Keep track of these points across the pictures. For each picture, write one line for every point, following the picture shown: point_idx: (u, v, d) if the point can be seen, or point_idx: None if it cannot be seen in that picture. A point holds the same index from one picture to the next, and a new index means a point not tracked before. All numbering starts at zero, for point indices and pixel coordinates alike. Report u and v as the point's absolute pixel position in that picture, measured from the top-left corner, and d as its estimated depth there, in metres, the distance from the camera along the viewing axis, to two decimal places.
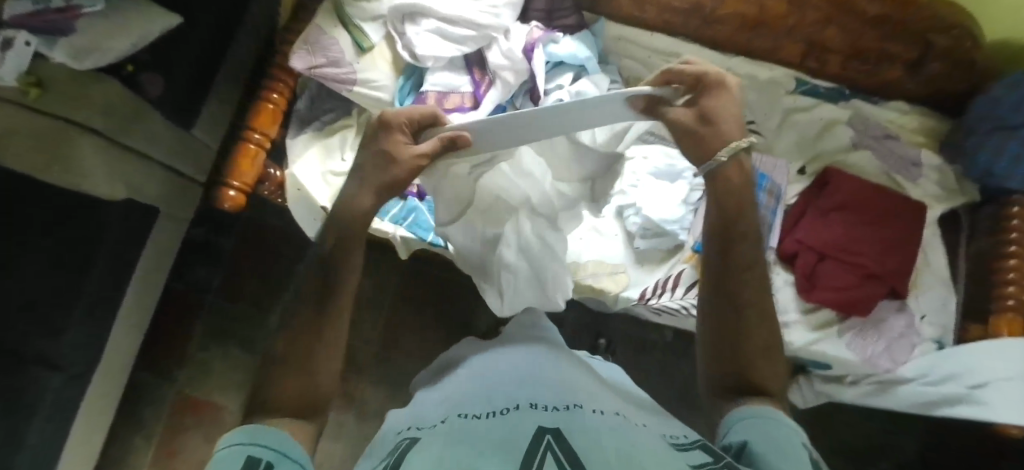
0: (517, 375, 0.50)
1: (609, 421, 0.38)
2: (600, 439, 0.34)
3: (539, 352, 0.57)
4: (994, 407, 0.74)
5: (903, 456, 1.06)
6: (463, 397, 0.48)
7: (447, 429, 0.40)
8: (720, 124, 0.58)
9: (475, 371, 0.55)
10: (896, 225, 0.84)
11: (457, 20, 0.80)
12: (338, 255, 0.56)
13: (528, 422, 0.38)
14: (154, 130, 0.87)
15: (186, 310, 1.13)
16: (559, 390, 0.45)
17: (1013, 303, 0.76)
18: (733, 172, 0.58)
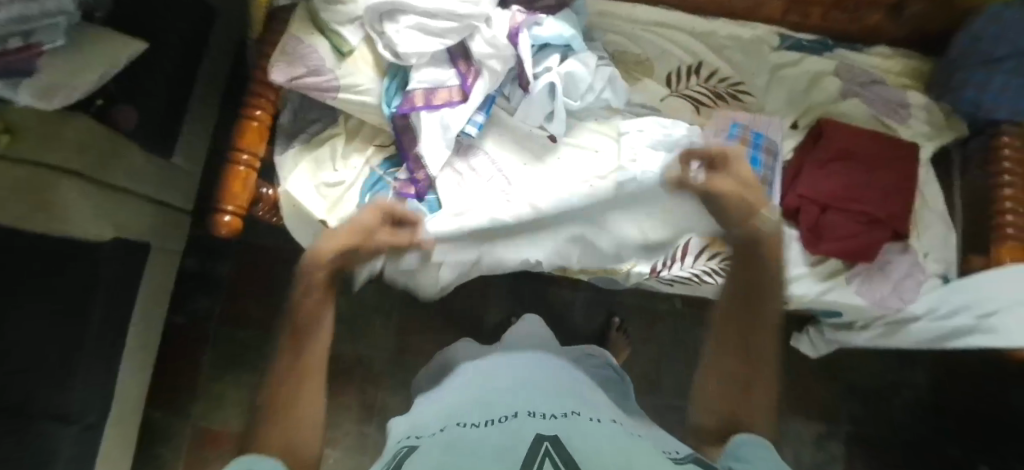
0: (523, 383, 0.53)
1: (604, 429, 0.41)
2: (594, 444, 0.37)
3: (543, 372, 0.58)
4: (1008, 334, 0.74)
5: (916, 390, 1.10)
6: (465, 406, 0.50)
7: (450, 436, 0.41)
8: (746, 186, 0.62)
9: (475, 380, 0.57)
10: (893, 168, 0.85)
11: (438, 12, 0.78)
12: (309, 317, 0.53)
13: (526, 428, 0.40)
14: (132, 163, 0.84)
15: (191, 342, 1.11)
16: (555, 398, 0.49)
17: (1012, 231, 0.78)
18: (756, 242, 0.59)
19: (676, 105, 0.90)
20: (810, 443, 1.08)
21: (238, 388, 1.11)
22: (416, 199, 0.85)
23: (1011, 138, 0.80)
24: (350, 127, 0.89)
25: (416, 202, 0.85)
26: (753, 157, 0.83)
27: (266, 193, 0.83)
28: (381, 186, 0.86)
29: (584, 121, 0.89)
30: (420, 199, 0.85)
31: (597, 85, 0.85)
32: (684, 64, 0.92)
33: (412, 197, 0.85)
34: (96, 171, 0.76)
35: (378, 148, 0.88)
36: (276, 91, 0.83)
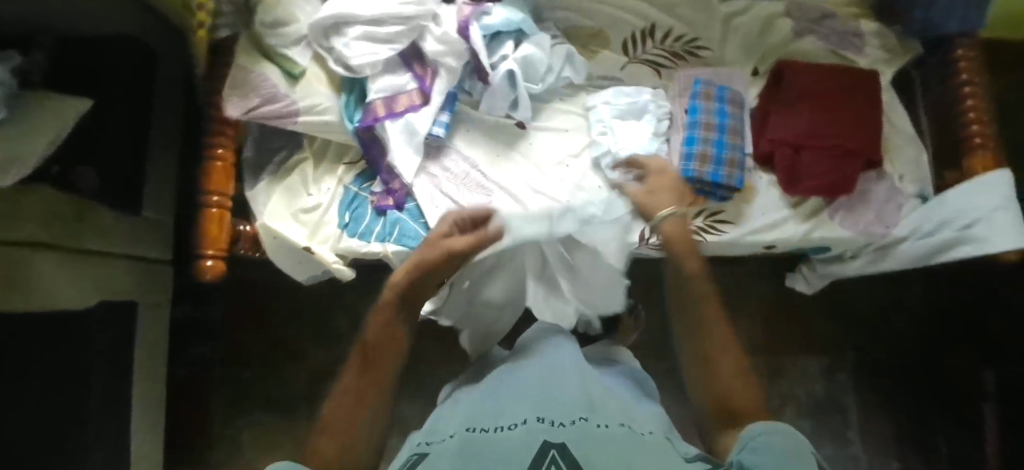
0: (549, 378, 0.53)
1: (613, 436, 0.42)
2: (604, 460, 0.38)
3: (561, 369, 0.55)
4: (992, 238, 0.77)
5: (914, 307, 1.12)
6: (479, 408, 0.50)
7: (462, 446, 0.43)
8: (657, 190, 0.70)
9: (498, 384, 0.55)
10: (859, 96, 0.85)
11: (384, 19, 0.78)
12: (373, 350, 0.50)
13: (533, 437, 0.41)
14: (101, 223, 0.83)
15: (198, 392, 1.10)
16: (564, 397, 0.49)
17: (980, 140, 0.80)
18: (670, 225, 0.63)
19: (637, 71, 0.91)
20: (819, 376, 1.11)
21: (254, 428, 1.10)
22: (395, 209, 0.84)
23: (966, 51, 0.81)
24: (316, 149, 0.88)
25: (396, 212, 0.84)
26: (720, 110, 0.83)
27: (245, 230, 0.82)
28: (358, 203, 0.85)
29: (549, 103, 0.89)
30: (400, 208, 0.84)
31: (555, 64, 0.84)
32: (637, 30, 0.90)
33: (392, 208, 0.84)
34: (66, 239, 0.76)
35: (349, 165, 0.87)
36: (235, 126, 0.81)
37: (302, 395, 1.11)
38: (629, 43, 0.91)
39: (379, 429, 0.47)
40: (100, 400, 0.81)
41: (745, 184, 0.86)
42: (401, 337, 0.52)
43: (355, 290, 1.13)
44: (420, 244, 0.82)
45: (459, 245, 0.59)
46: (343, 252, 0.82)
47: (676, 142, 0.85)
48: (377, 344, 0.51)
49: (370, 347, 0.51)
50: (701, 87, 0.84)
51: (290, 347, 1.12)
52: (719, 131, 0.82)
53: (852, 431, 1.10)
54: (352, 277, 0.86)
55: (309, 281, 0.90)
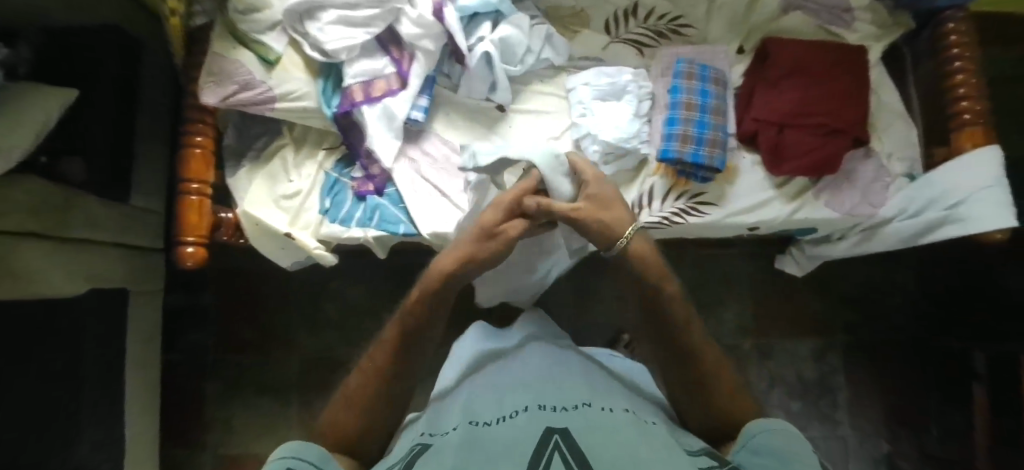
0: (557, 373, 0.61)
1: (616, 419, 0.49)
2: (601, 437, 0.44)
3: (560, 367, 0.63)
4: (976, 220, 0.76)
5: (906, 288, 1.11)
6: (483, 403, 0.56)
7: (464, 434, 0.48)
8: (607, 212, 0.64)
9: (499, 379, 0.62)
10: (846, 72, 0.83)
11: (359, 2, 0.77)
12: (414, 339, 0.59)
13: (536, 423, 0.47)
14: (91, 212, 0.85)
15: (192, 377, 1.12)
16: (565, 390, 0.56)
17: (969, 116, 0.78)
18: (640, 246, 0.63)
19: (619, 51, 0.89)
20: (807, 358, 1.11)
21: (247, 412, 1.12)
22: (375, 195, 0.84)
23: (956, 25, 0.79)
24: (296, 136, 0.87)
25: (376, 198, 0.84)
26: (702, 90, 0.81)
27: (226, 217, 0.83)
28: (339, 188, 0.85)
29: (530, 84, 0.88)
30: (380, 194, 0.84)
31: (534, 46, 0.83)
32: (619, 9, 0.89)
33: (371, 194, 0.84)
34: (56, 228, 0.77)
35: (328, 151, 0.87)
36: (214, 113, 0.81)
37: (293, 380, 1.13)
38: (611, 22, 0.89)
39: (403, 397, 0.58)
40: (94, 383, 0.84)
41: (728, 165, 0.85)
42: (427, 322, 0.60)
43: (343, 277, 1.14)
44: (400, 229, 0.82)
45: (510, 233, 0.64)
46: (324, 237, 0.83)
47: (657, 122, 0.84)
48: (413, 327, 0.59)
49: (403, 332, 0.59)
50: (683, 66, 0.82)
51: (281, 333, 1.14)
52: (701, 111, 0.80)
53: (840, 413, 1.10)
54: (335, 262, 0.86)
55: (294, 267, 0.91)
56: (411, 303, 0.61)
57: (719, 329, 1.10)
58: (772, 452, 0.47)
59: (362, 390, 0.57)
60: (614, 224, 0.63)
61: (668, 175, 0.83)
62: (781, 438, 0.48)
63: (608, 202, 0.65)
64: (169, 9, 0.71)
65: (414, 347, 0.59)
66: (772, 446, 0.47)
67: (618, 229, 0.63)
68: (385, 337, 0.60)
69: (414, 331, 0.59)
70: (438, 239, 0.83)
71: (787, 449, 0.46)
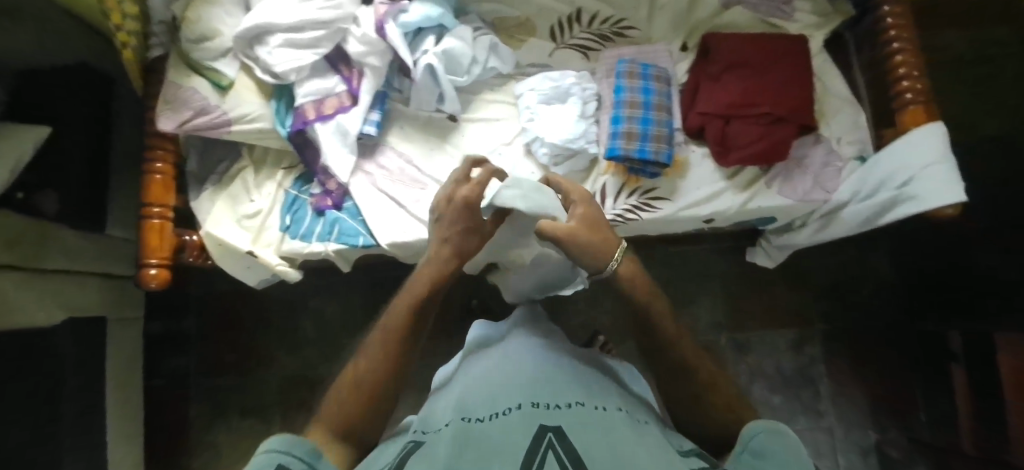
0: (549, 366, 0.61)
1: (610, 420, 0.49)
2: (596, 439, 0.44)
3: (555, 360, 0.63)
4: (925, 196, 0.75)
5: (881, 273, 1.10)
6: (474, 397, 0.55)
7: (458, 432, 0.47)
8: (598, 230, 0.60)
9: (491, 371, 0.62)
10: (787, 61, 0.85)
11: (304, 25, 0.79)
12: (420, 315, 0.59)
13: (530, 422, 0.47)
14: (68, 243, 0.88)
15: (174, 402, 1.13)
16: (560, 385, 0.56)
17: (911, 95, 0.79)
18: (628, 266, 0.60)
19: (565, 56, 0.91)
20: (786, 349, 1.10)
21: (230, 434, 1.12)
22: (334, 209, 0.86)
23: (891, 7, 0.81)
24: (256, 157, 0.90)
25: (334, 212, 0.86)
26: (644, 88, 0.83)
27: (191, 239, 0.85)
28: (298, 206, 0.87)
29: (479, 94, 0.90)
30: (339, 208, 0.86)
31: (479, 56, 0.85)
32: (563, 16, 0.91)
33: (330, 208, 0.86)
34: (34, 259, 0.79)
35: (287, 170, 0.89)
36: (175, 140, 0.84)
37: (274, 400, 1.13)
38: (556, 29, 0.92)
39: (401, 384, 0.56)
40: (71, 409, 0.86)
41: (677, 159, 0.86)
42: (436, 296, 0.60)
43: (319, 294, 1.16)
44: (359, 241, 0.84)
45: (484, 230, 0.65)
46: (286, 254, 0.85)
47: (604, 122, 0.85)
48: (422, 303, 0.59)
49: (412, 308, 0.58)
50: (624, 66, 0.84)
51: (260, 354, 1.15)
52: (644, 108, 0.82)
53: (824, 404, 1.09)
54: (299, 278, 0.88)
55: (261, 286, 0.93)
56: (412, 288, 0.60)
57: (695, 325, 1.10)
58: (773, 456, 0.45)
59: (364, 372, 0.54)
60: (605, 245, 0.59)
61: (619, 172, 0.84)
62: (783, 442, 0.46)
63: (596, 222, 0.61)
64: (121, 41, 0.74)
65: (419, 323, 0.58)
66: (771, 449, 0.45)
67: (607, 248, 0.59)
68: (389, 322, 0.58)
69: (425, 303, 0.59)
70: (397, 249, 0.85)
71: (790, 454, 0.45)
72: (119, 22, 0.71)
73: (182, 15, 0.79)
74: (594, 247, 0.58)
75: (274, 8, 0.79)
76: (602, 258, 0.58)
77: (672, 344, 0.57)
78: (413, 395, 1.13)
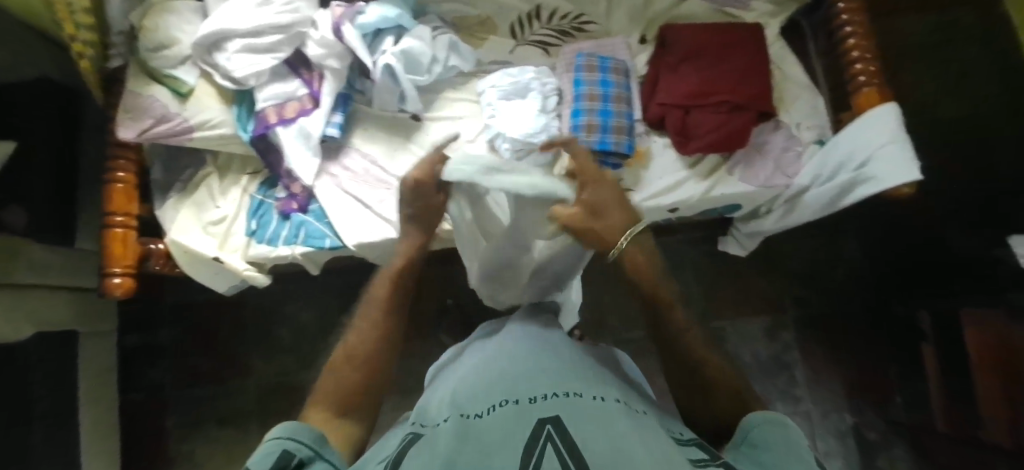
0: (548, 356, 0.54)
1: (610, 408, 0.43)
2: (598, 429, 0.38)
3: (557, 346, 0.58)
4: (882, 177, 0.76)
5: (852, 257, 1.11)
6: (470, 392, 0.49)
7: (452, 431, 0.41)
8: (609, 218, 0.56)
9: (489, 360, 0.57)
10: (742, 49, 0.86)
11: (262, 29, 0.80)
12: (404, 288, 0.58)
13: (524, 417, 0.41)
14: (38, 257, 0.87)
15: (151, 415, 1.13)
16: (557, 374, 0.49)
17: (864, 78, 0.80)
18: (636, 251, 0.57)
19: (526, 53, 0.93)
20: (761, 336, 1.11)
21: (208, 445, 1.11)
22: (300, 212, 0.86)
23: None
24: (221, 164, 0.90)
25: (300, 215, 0.86)
26: (603, 81, 0.85)
27: (156, 248, 0.85)
28: (264, 210, 0.87)
29: (442, 93, 0.91)
30: (305, 210, 0.86)
31: (439, 55, 0.85)
32: (522, 13, 0.92)
33: (296, 211, 0.86)
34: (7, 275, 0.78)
35: (252, 176, 0.89)
36: (137, 148, 0.84)
37: (252, 408, 1.13)
38: (516, 27, 0.93)
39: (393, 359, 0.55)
40: (41, 423, 0.85)
41: (638, 150, 0.87)
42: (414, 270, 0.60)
43: (295, 300, 1.16)
44: (326, 243, 0.84)
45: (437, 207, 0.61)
46: (252, 259, 0.84)
47: (565, 116, 0.87)
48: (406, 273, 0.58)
49: (400, 278, 0.58)
50: (582, 60, 0.86)
51: (237, 363, 1.14)
52: (603, 101, 0.84)
53: (800, 389, 1.09)
54: (267, 283, 0.88)
55: (231, 292, 0.93)
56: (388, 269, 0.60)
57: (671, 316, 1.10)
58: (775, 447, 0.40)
59: (354, 347, 0.53)
60: (608, 231, 0.56)
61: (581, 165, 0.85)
62: (787, 436, 0.40)
63: (603, 206, 0.56)
64: (76, 52, 0.72)
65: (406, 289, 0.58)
66: (771, 441, 0.40)
67: (611, 236, 0.56)
68: (374, 297, 0.57)
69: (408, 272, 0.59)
70: (364, 250, 0.84)
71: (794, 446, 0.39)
72: (73, 33, 0.70)
73: (140, 24, 0.80)
74: (598, 236, 0.56)
75: (231, 14, 0.79)
76: (606, 243, 0.56)
77: (681, 338, 0.53)
78: (392, 397, 1.13)
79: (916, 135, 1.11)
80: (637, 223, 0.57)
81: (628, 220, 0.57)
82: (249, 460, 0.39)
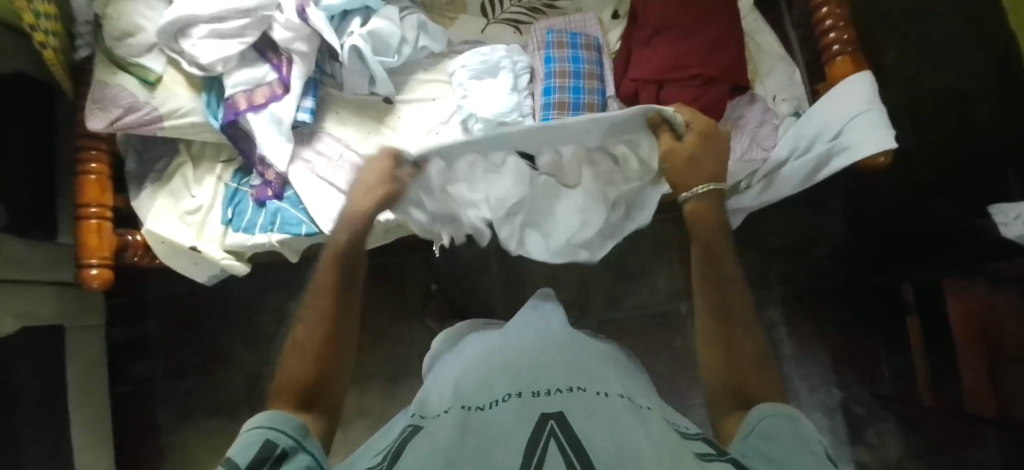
0: (552, 348, 0.56)
1: (613, 403, 0.44)
2: (602, 427, 0.39)
3: (562, 340, 0.59)
4: (860, 145, 0.75)
5: (836, 231, 1.10)
6: (472, 384, 0.50)
7: (456, 423, 0.42)
8: (698, 166, 0.60)
9: (489, 353, 0.58)
10: (716, 21, 0.84)
11: (226, 14, 0.79)
12: (347, 272, 0.59)
13: (528, 412, 0.41)
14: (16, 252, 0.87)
15: (141, 408, 1.14)
16: (563, 368, 0.51)
17: (838, 47, 0.79)
18: (708, 207, 0.59)
19: (498, 32, 0.93)
20: None
21: (199, 435, 1.12)
22: (275, 199, 0.86)
23: None
24: (194, 152, 0.89)
25: (275, 202, 0.85)
26: (574, 57, 0.84)
27: (133, 239, 0.84)
28: (239, 198, 0.86)
29: (413, 74, 0.91)
30: (280, 198, 0.86)
31: (408, 35, 0.85)
32: None
33: (271, 199, 0.85)
34: None
35: (226, 163, 0.89)
36: (108, 140, 0.83)
37: (242, 397, 1.14)
38: (487, 5, 0.93)
39: (350, 334, 0.56)
40: (31, 415, 0.86)
41: None
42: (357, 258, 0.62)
43: (278, 289, 1.16)
44: (302, 229, 0.83)
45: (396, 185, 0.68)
46: (230, 248, 0.84)
47: (537, 94, 0.87)
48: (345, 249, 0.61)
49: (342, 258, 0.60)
50: (553, 36, 0.85)
51: (224, 353, 1.15)
52: (575, 78, 0.84)
53: (787, 365, 1.09)
54: (246, 271, 0.88)
55: (211, 281, 0.93)
56: (331, 253, 0.61)
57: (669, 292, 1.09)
58: (785, 439, 0.40)
59: (314, 327, 0.53)
60: (695, 175, 0.60)
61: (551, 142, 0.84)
62: (798, 431, 0.40)
63: (704, 156, 0.60)
64: (38, 42, 0.72)
65: (350, 264, 0.60)
66: (783, 433, 0.40)
67: (695, 180, 0.60)
68: (318, 283, 0.58)
69: (349, 246, 0.61)
70: None
71: (803, 440, 0.40)
72: (33, 22, 0.69)
73: (102, 12, 0.79)
74: (679, 175, 0.61)
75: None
76: (687, 184, 0.60)
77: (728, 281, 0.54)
78: (379, 382, 1.14)
79: (900, 106, 1.10)
80: (716, 185, 0.59)
81: (711, 180, 0.60)
82: (230, 449, 0.40)
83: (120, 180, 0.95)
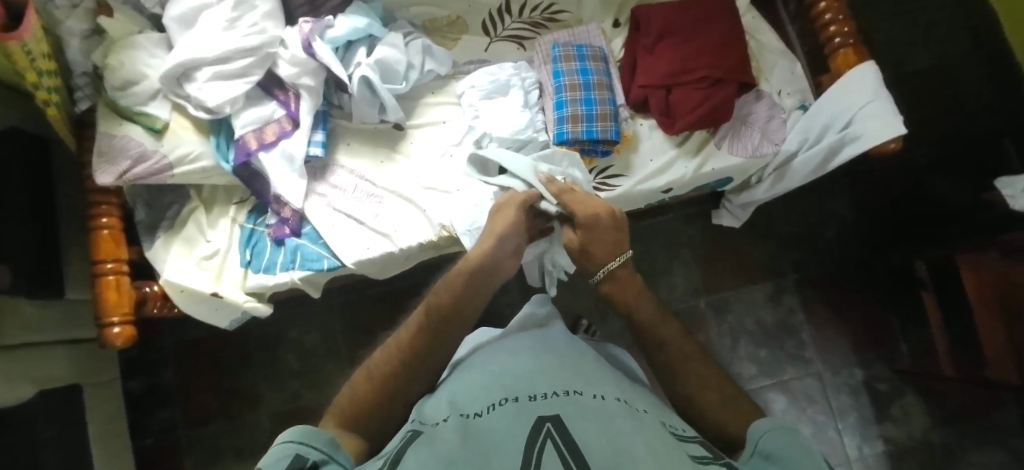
0: (546, 353, 0.56)
1: (607, 403, 0.44)
2: (599, 427, 0.39)
3: (569, 347, 0.59)
4: (868, 134, 0.77)
5: (843, 215, 1.13)
6: (469, 391, 0.50)
7: (455, 428, 0.42)
8: (592, 254, 0.64)
9: (490, 360, 0.57)
10: (718, 22, 0.86)
11: (230, 55, 0.77)
12: (455, 311, 0.57)
13: (525, 414, 0.42)
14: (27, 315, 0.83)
15: (164, 459, 1.11)
16: (563, 373, 0.51)
17: (841, 40, 0.80)
18: (622, 279, 0.62)
19: (501, 48, 0.93)
20: (764, 303, 1.12)
21: None
22: (293, 237, 0.84)
23: None
24: (205, 197, 0.87)
25: (294, 239, 0.84)
26: (582, 69, 0.85)
27: (151, 291, 0.82)
28: (256, 239, 0.85)
29: (421, 98, 0.91)
30: (298, 235, 0.85)
31: (415, 60, 0.85)
32: (493, 9, 0.92)
33: (290, 237, 0.84)
34: None
35: (239, 205, 0.88)
36: (118, 193, 0.81)
37: (266, 437, 1.12)
38: (489, 24, 0.93)
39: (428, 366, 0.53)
40: None
41: (624, 135, 0.87)
42: (477, 292, 0.60)
43: (297, 324, 1.15)
44: (324, 264, 0.82)
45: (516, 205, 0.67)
46: (252, 289, 0.83)
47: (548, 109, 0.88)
48: (446, 311, 0.57)
49: (445, 304, 0.57)
50: (559, 51, 0.86)
51: (245, 394, 1.13)
52: (585, 89, 0.84)
53: (808, 350, 1.11)
54: (269, 312, 0.86)
55: (233, 326, 0.90)
56: (440, 289, 0.59)
57: (671, 294, 1.11)
58: (782, 454, 0.41)
59: (398, 354, 0.53)
60: (596, 255, 0.64)
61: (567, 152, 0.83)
62: (796, 441, 0.42)
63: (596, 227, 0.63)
64: (42, 101, 0.70)
65: (450, 333, 0.56)
66: (782, 447, 0.42)
67: (601, 258, 0.63)
68: (412, 322, 0.56)
69: (450, 314, 0.57)
70: (363, 267, 0.83)
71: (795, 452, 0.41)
72: (35, 81, 0.67)
73: (103, 62, 0.77)
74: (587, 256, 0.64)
75: (196, 41, 0.76)
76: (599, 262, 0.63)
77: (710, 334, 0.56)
78: None
79: (897, 89, 1.12)
80: (618, 262, 0.63)
81: (616, 252, 0.64)
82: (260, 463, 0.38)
83: (131, 230, 0.93)
